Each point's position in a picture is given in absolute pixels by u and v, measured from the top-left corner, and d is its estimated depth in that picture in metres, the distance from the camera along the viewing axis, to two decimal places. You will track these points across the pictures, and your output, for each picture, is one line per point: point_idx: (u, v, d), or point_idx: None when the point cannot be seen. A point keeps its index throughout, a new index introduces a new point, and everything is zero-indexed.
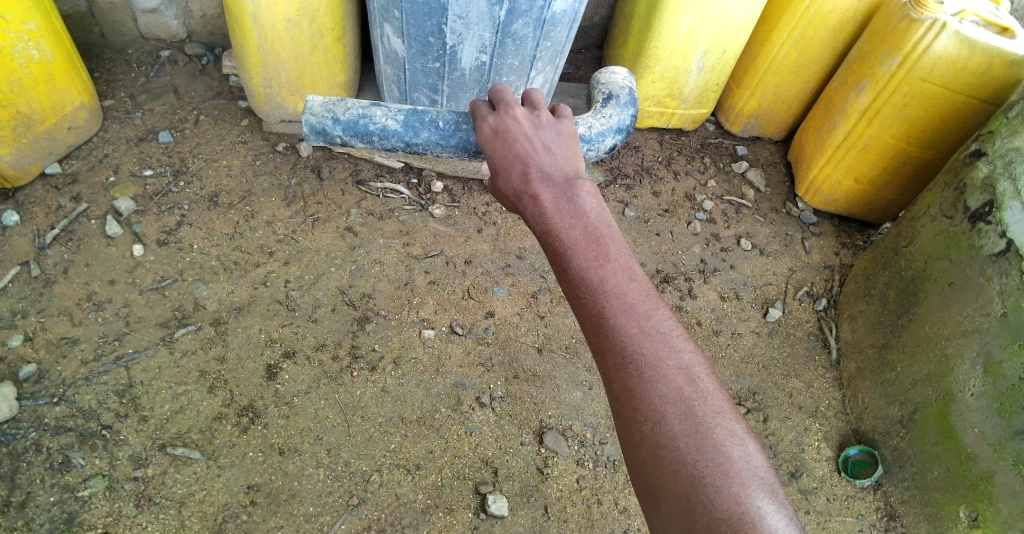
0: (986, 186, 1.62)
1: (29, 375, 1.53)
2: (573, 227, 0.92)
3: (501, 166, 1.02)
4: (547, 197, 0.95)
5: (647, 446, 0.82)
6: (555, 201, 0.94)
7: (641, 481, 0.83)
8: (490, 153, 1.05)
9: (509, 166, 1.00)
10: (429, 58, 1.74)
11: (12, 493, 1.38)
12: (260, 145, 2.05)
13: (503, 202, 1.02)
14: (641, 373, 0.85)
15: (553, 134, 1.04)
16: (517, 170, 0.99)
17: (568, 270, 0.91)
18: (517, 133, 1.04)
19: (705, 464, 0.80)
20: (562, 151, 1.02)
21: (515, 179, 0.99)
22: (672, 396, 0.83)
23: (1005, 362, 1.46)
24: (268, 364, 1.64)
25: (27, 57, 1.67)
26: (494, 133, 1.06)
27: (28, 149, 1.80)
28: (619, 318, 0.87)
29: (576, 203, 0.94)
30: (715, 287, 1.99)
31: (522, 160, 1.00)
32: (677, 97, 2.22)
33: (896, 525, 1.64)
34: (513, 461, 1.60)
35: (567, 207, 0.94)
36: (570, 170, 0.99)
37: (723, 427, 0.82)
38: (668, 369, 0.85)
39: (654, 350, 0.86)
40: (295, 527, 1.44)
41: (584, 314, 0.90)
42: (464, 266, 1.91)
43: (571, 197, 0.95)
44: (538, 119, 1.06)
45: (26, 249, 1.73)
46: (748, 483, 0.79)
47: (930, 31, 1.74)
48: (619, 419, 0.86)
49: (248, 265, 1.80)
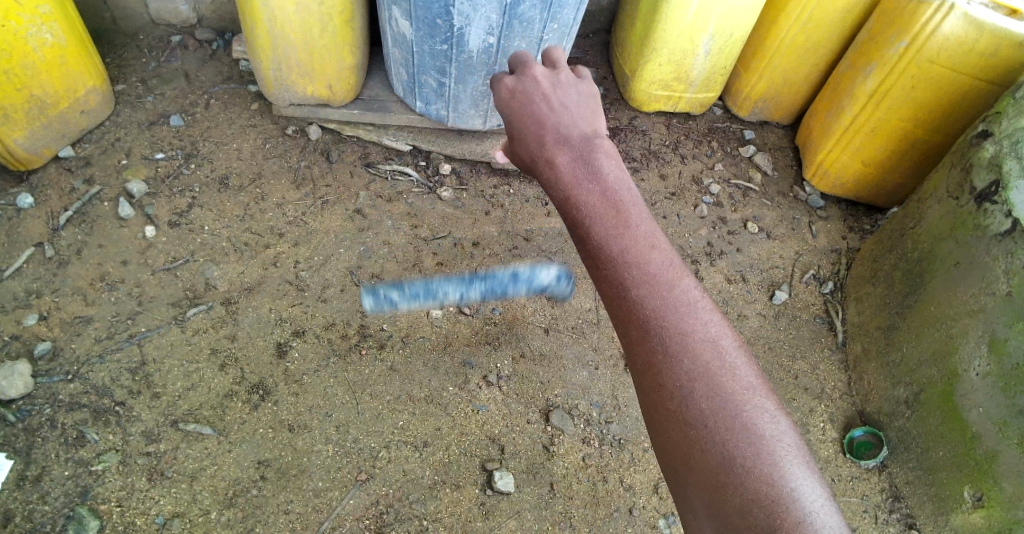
0: (992, 165, 1.62)
1: (44, 352, 1.55)
2: (592, 191, 0.94)
3: (519, 134, 1.04)
4: (565, 163, 0.97)
5: (674, 425, 0.84)
6: (572, 166, 0.97)
7: (669, 459, 0.86)
8: (508, 119, 1.07)
9: (527, 133, 1.02)
10: (437, 40, 1.75)
11: (27, 467, 1.41)
12: (269, 128, 2.07)
13: (524, 170, 1.05)
14: (666, 345, 0.86)
15: (573, 96, 1.06)
16: (536, 136, 1.01)
17: (588, 238, 0.93)
18: (536, 96, 1.05)
19: (735, 444, 0.80)
20: (583, 114, 1.03)
21: (533, 145, 1.01)
22: (698, 371, 0.84)
23: (1009, 340, 1.47)
24: (278, 341, 1.66)
25: (40, 41, 1.69)
26: (513, 97, 1.07)
27: (41, 133, 1.82)
28: (641, 289, 0.88)
29: (595, 168, 0.96)
30: (722, 269, 2.00)
31: (540, 126, 1.02)
32: (685, 80, 2.22)
33: (900, 505, 1.65)
34: (520, 439, 1.62)
35: (586, 172, 0.96)
36: (589, 133, 1.01)
37: (753, 403, 0.83)
38: (694, 342, 0.86)
39: (678, 323, 0.87)
40: (304, 501, 1.46)
41: (605, 283, 0.91)
42: (472, 248, 1.92)
43: (588, 162, 0.96)
44: (558, 83, 1.07)
45: (40, 231, 1.76)
46: (781, 461, 0.79)
47: (938, 13, 1.73)
48: (645, 394, 0.88)
49: (258, 246, 1.82)
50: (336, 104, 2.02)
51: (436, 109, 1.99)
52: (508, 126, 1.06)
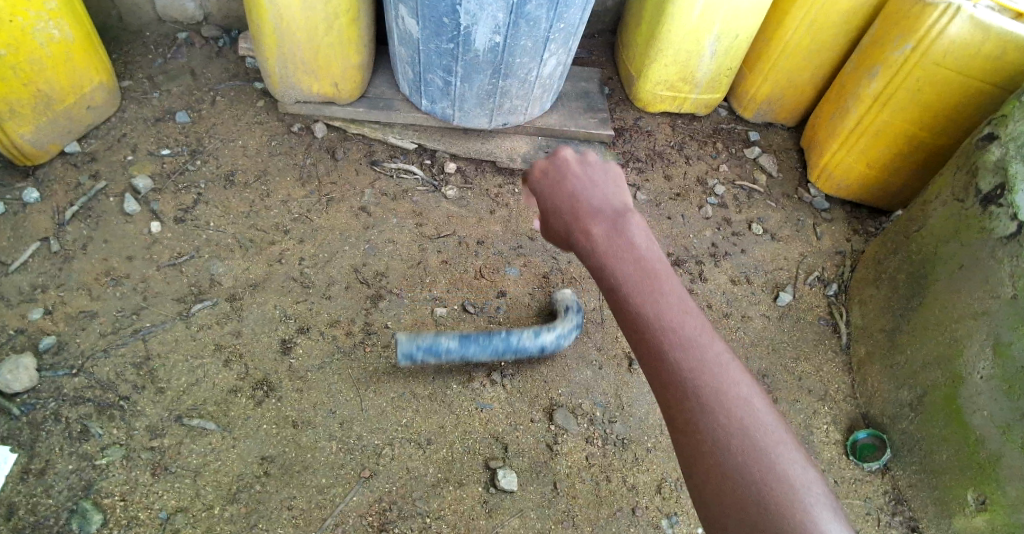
0: (997, 169, 1.62)
1: (49, 346, 1.56)
2: (627, 262, 0.98)
3: (553, 207, 1.08)
4: (599, 233, 1.02)
5: (712, 479, 0.84)
6: (607, 237, 1.01)
7: (708, 514, 0.85)
8: (541, 195, 1.12)
9: (562, 206, 1.07)
10: (443, 38, 1.76)
11: (31, 461, 1.41)
12: (275, 125, 2.07)
13: (557, 242, 1.08)
14: (703, 404, 0.87)
15: (602, 171, 1.11)
16: (570, 208, 1.06)
17: (624, 303, 0.95)
18: (568, 171, 1.10)
19: (773, 497, 0.80)
20: (612, 189, 1.08)
21: (568, 217, 1.05)
22: (735, 427, 0.85)
23: (1013, 343, 1.47)
24: (282, 338, 1.66)
25: (48, 36, 1.70)
26: (545, 174, 1.12)
27: (48, 128, 1.83)
28: (676, 351, 0.90)
29: (627, 238, 1.00)
30: (726, 270, 2.01)
31: (573, 199, 1.07)
32: (690, 81, 2.22)
33: (903, 508, 1.65)
34: (523, 437, 1.62)
35: (619, 242, 1.00)
36: (619, 205, 1.06)
37: (789, 457, 0.83)
38: (729, 399, 0.87)
39: (713, 382, 0.88)
40: (307, 498, 1.46)
41: (640, 347, 0.94)
42: (477, 246, 1.93)
43: (621, 233, 1.01)
44: (586, 158, 1.12)
45: (45, 226, 1.76)
46: (815, 512, 0.79)
47: (944, 16, 1.74)
48: (681, 452, 0.89)
49: (264, 243, 1.82)
50: (342, 102, 2.04)
51: (442, 108, 2.00)
52: (541, 201, 1.10)
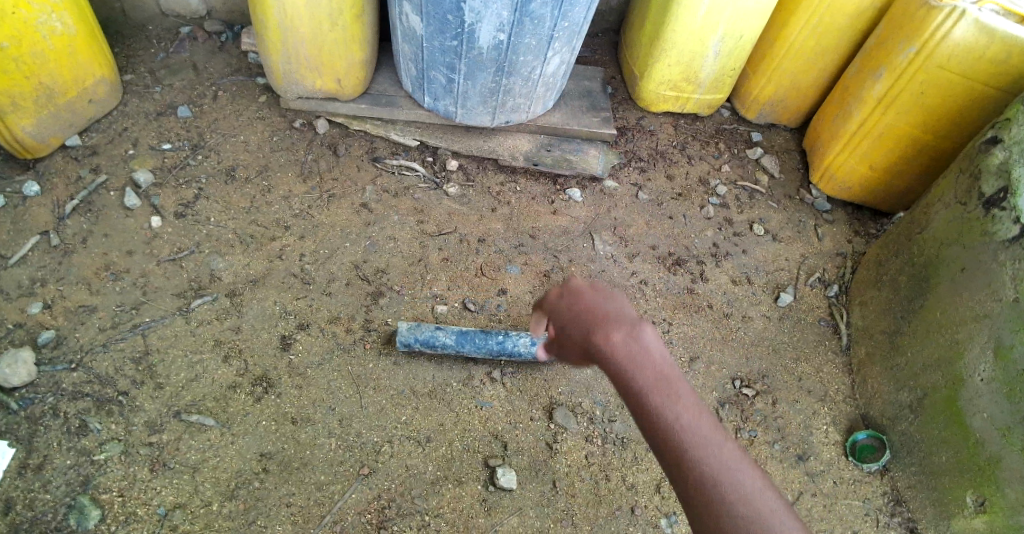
0: (1000, 172, 1.62)
1: (48, 341, 1.55)
2: (648, 376, 0.92)
3: (569, 323, 1.01)
4: (617, 345, 0.94)
5: None
6: (626, 348, 0.94)
7: None
8: (555, 311, 1.04)
9: (578, 322, 0.99)
10: (447, 36, 1.75)
11: (29, 456, 1.41)
12: (277, 120, 2.06)
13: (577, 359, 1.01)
14: (738, 523, 0.83)
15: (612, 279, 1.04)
16: (586, 322, 0.98)
17: (651, 424, 0.90)
18: (579, 285, 1.03)
19: None
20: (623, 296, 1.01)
21: (583, 332, 0.98)
22: None
23: (1015, 346, 1.47)
24: (282, 334, 1.66)
25: (50, 29, 1.69)
26: (558, 293, 1.05)
27: (49, 121, 1.82)
28: (707, 472, 0.86)
29: (645, 348, 0.93)
30: (727, 270, 2.01)
31: (587, 312, 0.99)
32: (693, 81, 2.22)
33: (902, 510, 1.65)
34: (523, 436, 1.62)
35: (637, 353, 0.93)
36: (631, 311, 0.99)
37: None
38: (764, 516, 0.83)
39: (745, 499, 0.84)
40: (306, 494, 1.46)
41: (670, 468, 0.89)
42: (478, 244, 1.92)
43: (639, 343, 0.94)
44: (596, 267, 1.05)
45: (45, 219, 1.76)
46: None
47: (949, 19, 1.74)
48: None
49: (264, 239, 1.82)
50: (344, 99, 2.03)
51: (444, 105, 1.99)
52: (556, 318, 1.03)
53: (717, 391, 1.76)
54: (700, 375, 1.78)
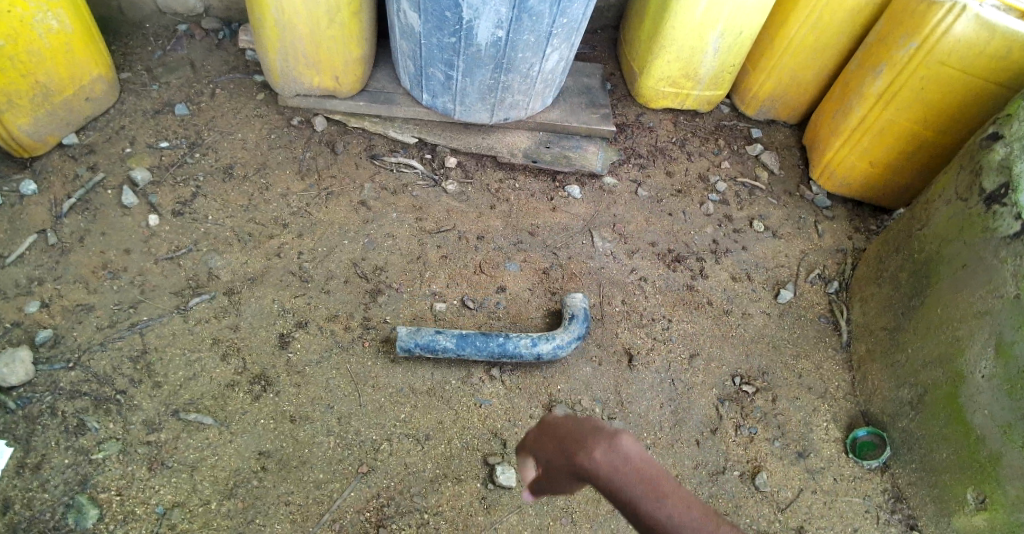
0: (1001, 168, 1.61)
1: (45, 339, 1.55)
2: (639, 490, 0.81)
3: (554, 462, 0.91)
4: (599, 465, 0.83)
5: None
6: (607, 465, 0.83)
7: None
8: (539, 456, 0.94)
9: (561, 457, 0.89)
10: (445, 32, 1.74)
11: (27, 455, 1.40)
12: (275, 118, 2.06)
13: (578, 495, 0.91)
14: None
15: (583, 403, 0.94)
16: (567, 452, 0.88)
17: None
18: (552, 421, 0.95)
19: None
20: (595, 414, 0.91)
21: (569, 466, 0.88)
22: None
23: (1016, 343, 1.46)
24: (280, 332, 1.65)
25: (47, 27, 1.68)
26: (537, 437, 0.96)
27: (46, 119, 1.81)
28: None
29: (625, 458, 0.83)
30: (727, 267, 2.00)
31: (563, 444, 0.89)
32: (693, 78, 2.21)
33: (902, 507, 1.64)
34: (522, 434, 1.61)
35: (618, 466, 0.82)
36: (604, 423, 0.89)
37: None
38: None
39: None
40: (305, 493, 1.46)
41: None
42: (476, 241, 1.91)
43: (617, 455, 0.83)
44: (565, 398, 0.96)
45: (43, 218, 1.75)
46: None
47: (950, 14, 1.73)
48: None
49: (262, 237, 1.81)
50: (342, 96, 2.02)
51: (443, 102, 1.99)
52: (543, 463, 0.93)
53: (717, 388, 1.76)
54: (700, 372, 1.78)
